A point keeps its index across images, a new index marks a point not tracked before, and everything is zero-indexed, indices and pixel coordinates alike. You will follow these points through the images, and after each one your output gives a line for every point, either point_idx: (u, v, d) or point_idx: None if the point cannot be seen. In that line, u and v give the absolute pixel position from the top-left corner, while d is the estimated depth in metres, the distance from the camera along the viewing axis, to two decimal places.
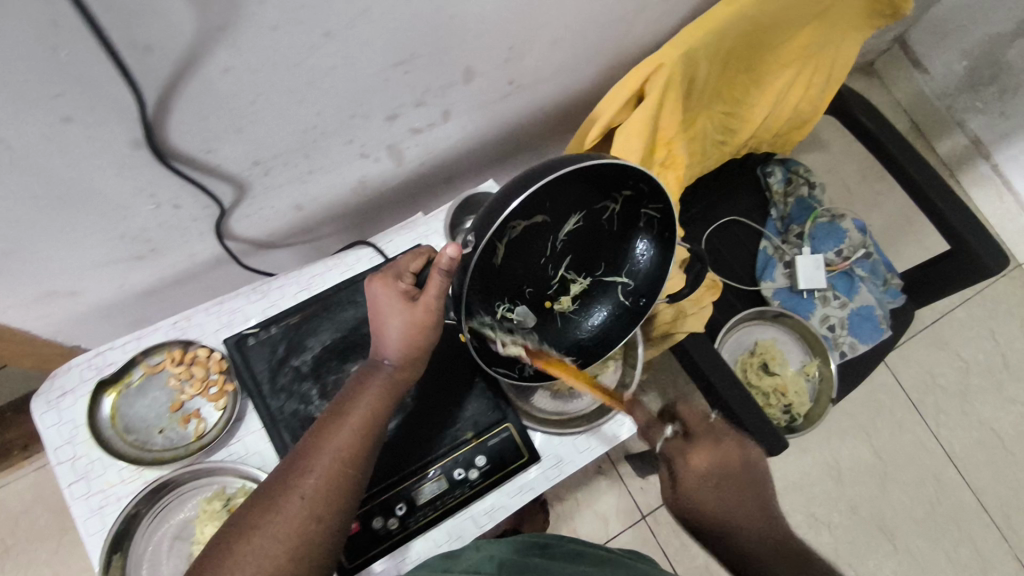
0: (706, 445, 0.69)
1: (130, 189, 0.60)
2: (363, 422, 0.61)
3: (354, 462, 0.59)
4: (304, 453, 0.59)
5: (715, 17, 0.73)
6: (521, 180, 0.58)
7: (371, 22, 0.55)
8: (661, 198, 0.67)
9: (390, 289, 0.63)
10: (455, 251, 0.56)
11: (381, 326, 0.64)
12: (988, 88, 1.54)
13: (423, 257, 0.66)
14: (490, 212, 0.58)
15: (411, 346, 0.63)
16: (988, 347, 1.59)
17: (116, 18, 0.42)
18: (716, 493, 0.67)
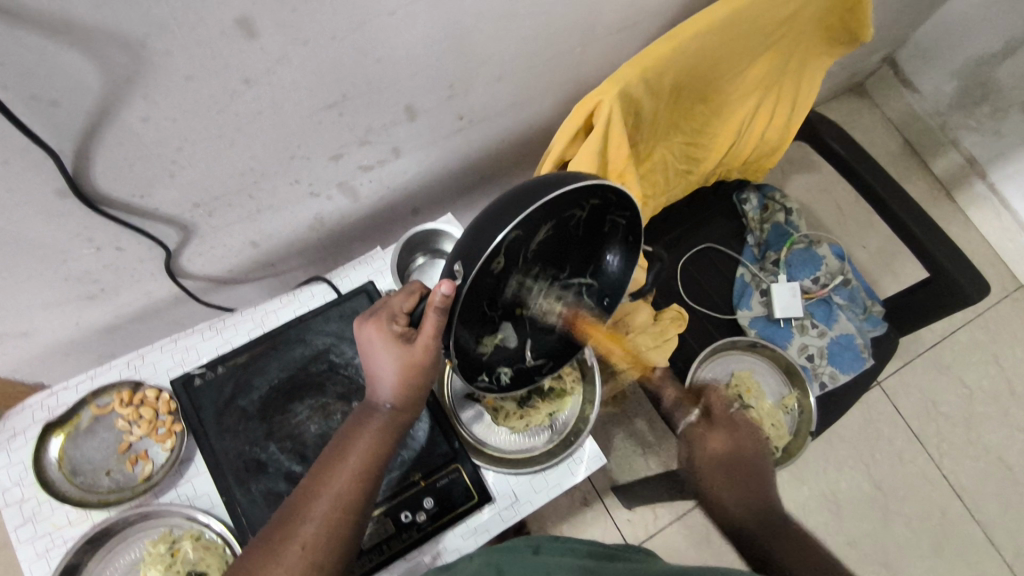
0: (724, 431, 0.71)
1: (63, 232, 0.61)
2: (363, 466, 0.58)
3: (353, 508, 0.57)
4: (302, 498, 0.56)
5: (658, 52, 0.73)
6: (497, 209, 0.52)
7: (292, 68, 0.56)
8: (626, 199, 0.58)
9: (382, 330, 0.59)
10: (450, 288, 0.51)
11: (375, 369, 0.59)
12: (979, 107, 1.51)
13: (416, 294, 0.61)
14: (473, 248, 0.51)
15: (409, 388, 0.59)
16: (993, 373, 1.52)
17: (14, 77, 0.43)
18: (720, 467, 0.68)
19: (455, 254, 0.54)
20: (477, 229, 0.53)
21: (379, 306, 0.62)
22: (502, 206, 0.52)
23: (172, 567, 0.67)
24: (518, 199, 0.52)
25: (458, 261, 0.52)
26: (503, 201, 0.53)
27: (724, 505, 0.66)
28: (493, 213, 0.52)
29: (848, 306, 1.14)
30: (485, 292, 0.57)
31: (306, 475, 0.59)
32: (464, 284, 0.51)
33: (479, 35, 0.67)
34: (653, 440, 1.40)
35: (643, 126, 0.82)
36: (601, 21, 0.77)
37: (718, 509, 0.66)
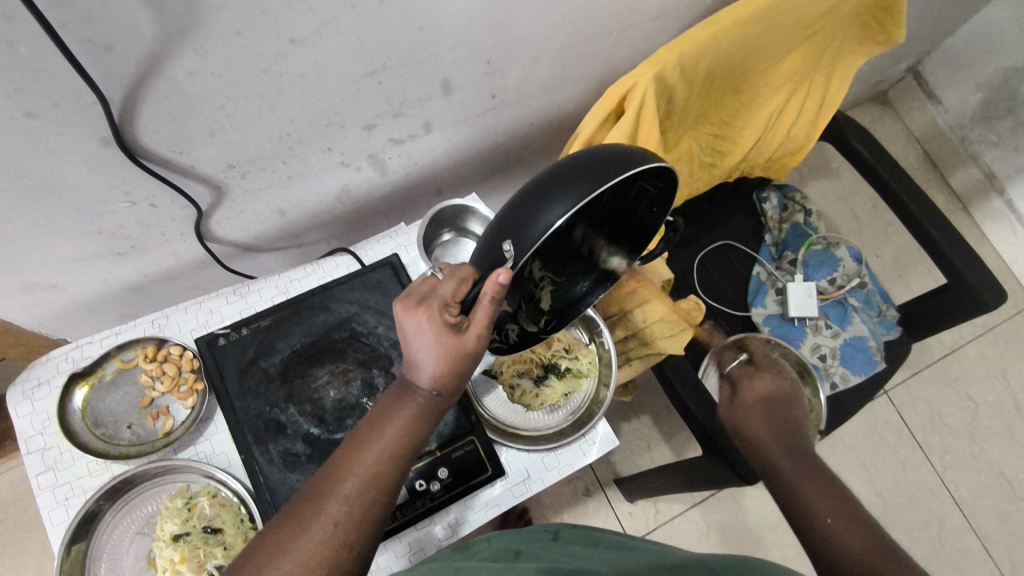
0: (767, 377, 0.77)
1: (102, 184, 0.62)
2: (398, 447, 0.55)
3: (384, 489, 0.54)
4: (334, 473, 0.53)
5: (695, 39, 0.74)
6: (547, 189, 0.51)
7: (339, 31, 0.57)
8: (669, 180, 0.55)
9: (431, 319, 0.53)
10: (509, 277, 0.50)
11: (418, 356, 0.55)
12: (1003, 122, 1.51)
13: (467, 279, 0.55)
14: (518, 225, 0.52)
15: (451, 376, 0.56)
16: (1000, 388, 1.52)
17: (74, 18, 0.45)
18: (769, 414, 0.73)
19: (503, 230, 0.53)
20: (524, 202, 0.53)
21: (422, 288, 0.56)
22: (553, 183, 0.52)
23: (188, 522, 0.67)
24: (570, 180, 0.51)
25: (507, 240, 0.52)
26: (556, 173, 0.52)
27: (770, 456, 0.68)
28: (544, 189, 0.52)
29: (863, 308, 1.15)
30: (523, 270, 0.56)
31: (334, 452, 0.55)
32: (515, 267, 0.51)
33: (520, 12, 0.68)
34: (659, 435, 1.41)
35: (674, 113, 0.83)
36: (639, 8, 0.78)
37: (765, 461, 0.69)
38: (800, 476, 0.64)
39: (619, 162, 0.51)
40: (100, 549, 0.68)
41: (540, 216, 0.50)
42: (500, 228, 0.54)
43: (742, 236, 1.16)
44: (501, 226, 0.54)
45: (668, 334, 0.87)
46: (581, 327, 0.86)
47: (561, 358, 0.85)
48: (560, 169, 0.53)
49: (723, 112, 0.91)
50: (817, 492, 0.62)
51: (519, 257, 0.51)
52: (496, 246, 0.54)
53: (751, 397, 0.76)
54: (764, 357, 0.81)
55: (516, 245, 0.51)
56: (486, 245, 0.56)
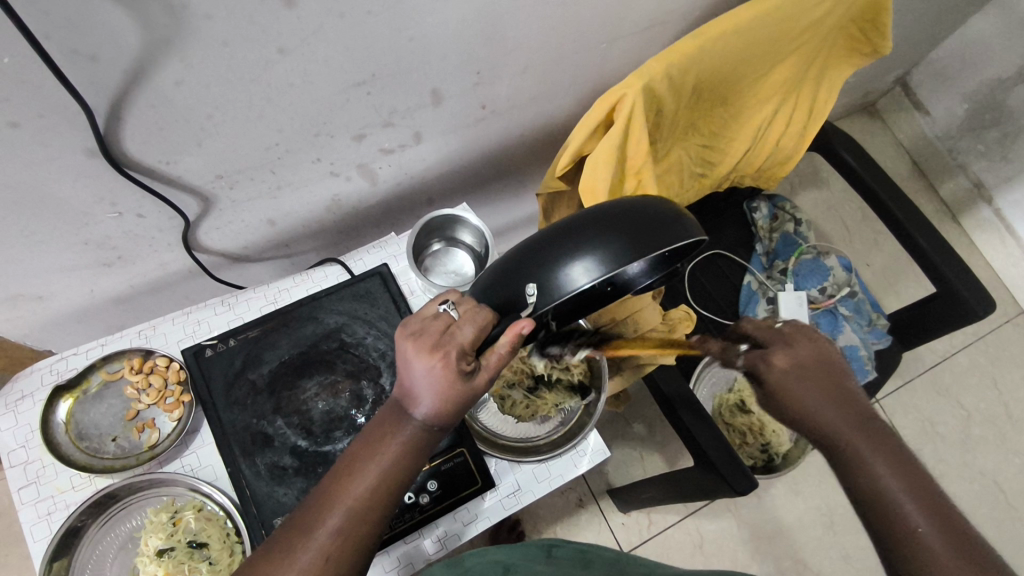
0: (784, 346, 0.56)
1: (88, 194, 0.62)
2: (389, 481, 0.52)
3: (373, 523, 0.51)
4: (323, 502, 0.51)
5: (683, 49, 0.74)
6: (582, 238, 0.48)
7: (326, 42, 0.57)
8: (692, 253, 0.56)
9: (444, 361, 0.49)
10: (531, 327, 0.47)
11: (422, 393, 0.50)
12: (990, 132, 1.52)
13: (482, 322, 0.49)
14: (551, 264, 0.48)
15: (455, 414, 0.52)
16: (991, 397, 1.52)
17: (58, 27, 0.44)
18: (813, 389, 0.54)
19: (527, 266, 0.49)
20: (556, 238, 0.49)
21: (436, 327, 0.51)
22: (590, 227, 0.49)
23: (173, 537, 0.66)
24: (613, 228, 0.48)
25: (531, 281, 0.48)
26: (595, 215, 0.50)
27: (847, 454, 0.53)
28: (583, 229, 0.49)
29: (853, 317, 1.15)
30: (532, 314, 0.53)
31: (323, 478, 0.53)
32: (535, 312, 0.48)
33: (508, 22, 0.68)
34: (652, 445, 1.40)
35: (663, 124, 0.83)
36: (629, 18, 0.78)
37: (841, 459, 0.53)
38: (889, 486, 0.50)
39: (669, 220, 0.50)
40: (82, 564, 0.67)
41: (578, 262, 0.47)
42: (520, 259, 0.50)
43: (732, 245, 1.16)
44: (521, 259, 0.50)
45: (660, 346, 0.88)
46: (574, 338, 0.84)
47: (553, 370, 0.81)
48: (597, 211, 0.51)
49: (713, 122, 0.92)
50: (915, 504, 0.49)
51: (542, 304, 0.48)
52: (514, 280, 0.50)
53: (783, 379, 0.55)
54: (762, 325, 0.59)
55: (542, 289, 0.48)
56: (496, 273, 0.52)
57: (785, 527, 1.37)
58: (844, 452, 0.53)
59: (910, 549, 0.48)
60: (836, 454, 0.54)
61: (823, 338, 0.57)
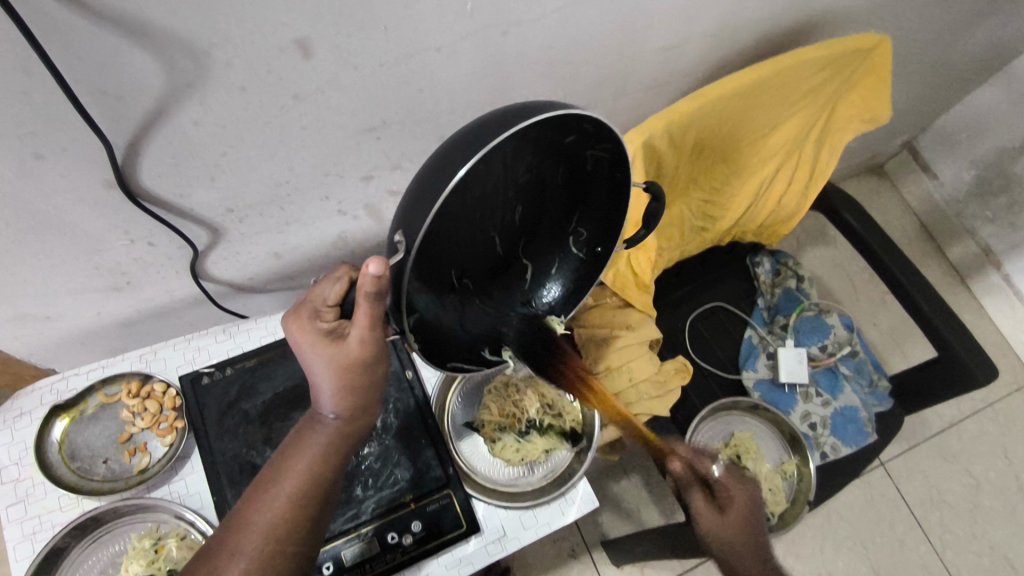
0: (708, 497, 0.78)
1: (102, 222, 0.64)
2: (301, 486, 0.56)
3: (289, 536, 0.54)
4: (239, 526, 0.54)
5: (685, 109, 0.77)
6: (446, 158, 0.44)
7: (339, 91, 0.60)
8: (609, 134, 0.48)
9: (307, 332, 0.54)
10: (380, 266, 0.44)
11: (313, 375, 0.55)
12: (998, 199, 1.53)
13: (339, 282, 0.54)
14: (421, 201, 0.44)
15: (348, 398, 0.57)
16: (1001, 467, 1.48)
17: (87, 70, 0.47)
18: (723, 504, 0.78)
19: (399, 216, 0.46)
20: (425, 175, 0.45)
21: (305, 304, 0.56)
22: (457, 147, 0.44)
23: (154, 564, 0.66)
24: (471, 137, 0.44)
25: (399, 228, 0.45)
26: (459, 134, 0.46)
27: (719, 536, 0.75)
28: (442, 154, 0.45)
29: (853, 377, 1.12)
30: (440, 252, 0.49)
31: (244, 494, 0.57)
32: (407, 257, 0.44)
33: (515, 77, 0.71)
34: (649, 499, 1.38)
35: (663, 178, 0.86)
36: (634, 77, 0.81)
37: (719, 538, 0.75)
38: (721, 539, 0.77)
39: (529, 109, 0.45)
40: None
41: (440, 183, 0.43)
42: (394, 219, 0.47)
43: (734, 299, 1.17)
44: (395, 217, 0.47)
45: (652, 396, 0.89)
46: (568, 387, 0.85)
47: (545, 415, 0.85)
48: (462, 130, 0.46)
49: (712, 177, 0.94)
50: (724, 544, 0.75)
51: (411, 241, 0.44)
52: (392, 237, 0.47)
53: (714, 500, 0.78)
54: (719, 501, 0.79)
55: (410, 227, 0.44)
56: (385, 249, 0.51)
57: None
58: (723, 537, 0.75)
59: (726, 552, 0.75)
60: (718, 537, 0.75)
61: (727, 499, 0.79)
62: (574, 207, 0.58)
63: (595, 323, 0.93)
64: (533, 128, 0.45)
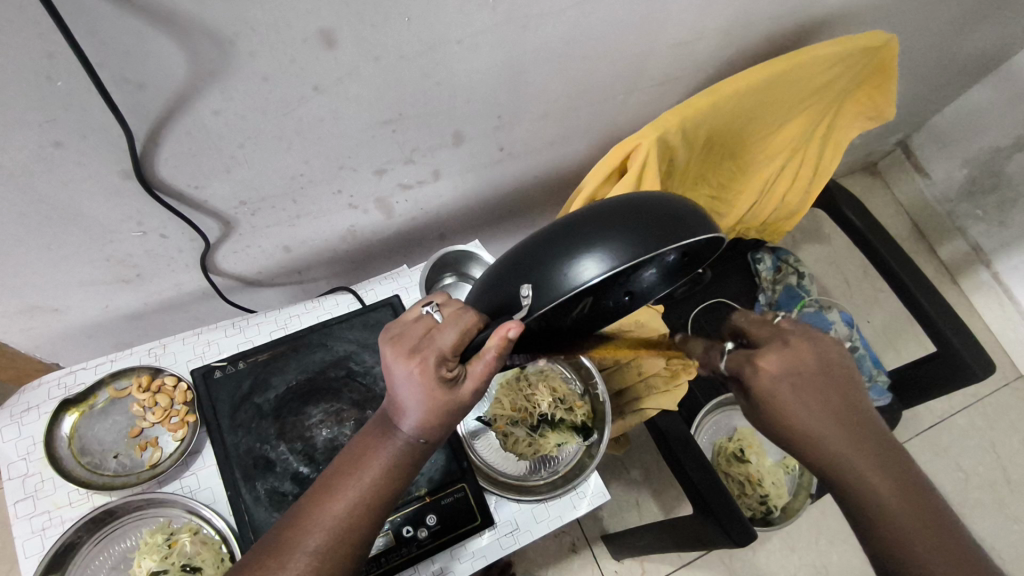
0: (775, 348, 0.60)
1: (116, 213, 0.64)
2: (369, 503, 0.51)
3: (351, 553, 0.51)
4: (300, 527, 0.50)
5: (697, 105, 0.77)
6: (584, 232, 0.47)
7: (359, 82, 0.60)
8: (718, 244, 0.51)
9: (423, 370, 0.48)
10: (520, 332, 0.45)
11: (405, 403, 0.49)
12: (988, 198, 1.55)
13: (469, 329, 0.49)
14: (548, 264, 0.46)
15: (436, 433, 0.51)
16: (990, 461, 1.51)
17: (112, 56, 0.47)
18: (808, 401, 0.57)
19: (523, 270, 0.48)
20: (558, 240, 0.47)
21: (417, 331, 0.50)
22: (597, 227, 0.47)
23: (168, 559, 0.66)
24: (616, 229, 0.46)
25: (527, 283, 0.46)
26: (598, 216, 0.48)
27: (859, 494, 0.55)
28: (582, 230, 0.47)
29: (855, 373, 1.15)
30: (544, 320, 0.50)
31: (303, 494, 0.53)
32: (529, 317, 0.46)
33: (531, 72, 0.71)
34: (648, 493, 1.39)
35: (675, 172, 0.87)
36: (645, 73, 0.82)
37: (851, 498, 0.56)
38: (881, 489, 0.54)
39: (678, 224, 0.46)
40: None
41: (575, 261, 0.45)
42: (514, 264, 0.49)
43: (735, 294, 1.19)
44: (515, 264, 0.49)
45: (663, 390, 0.88)
46: (578, 380, 0.86)
47: (557, 409, 0.84)
48: (601, 211, 0.49)
49: (721, 173, 0.96)
50: (877, 482, 0.55)
51: (538, 304, 0.46)
52: (511, 284, 0.48)
53: (773, 385, 0.58)
54: (758, 326, 0.65)
55: (539, 288, 0.46)
56: (487, 282, 0.51)
57: None
58: (845, 488, 0.56)
59: (861, 507, 0.55)
60: (834, 487, 0.57)
61: (820, 338, 0.60)
62: (664, 290, 0.59)
63: None
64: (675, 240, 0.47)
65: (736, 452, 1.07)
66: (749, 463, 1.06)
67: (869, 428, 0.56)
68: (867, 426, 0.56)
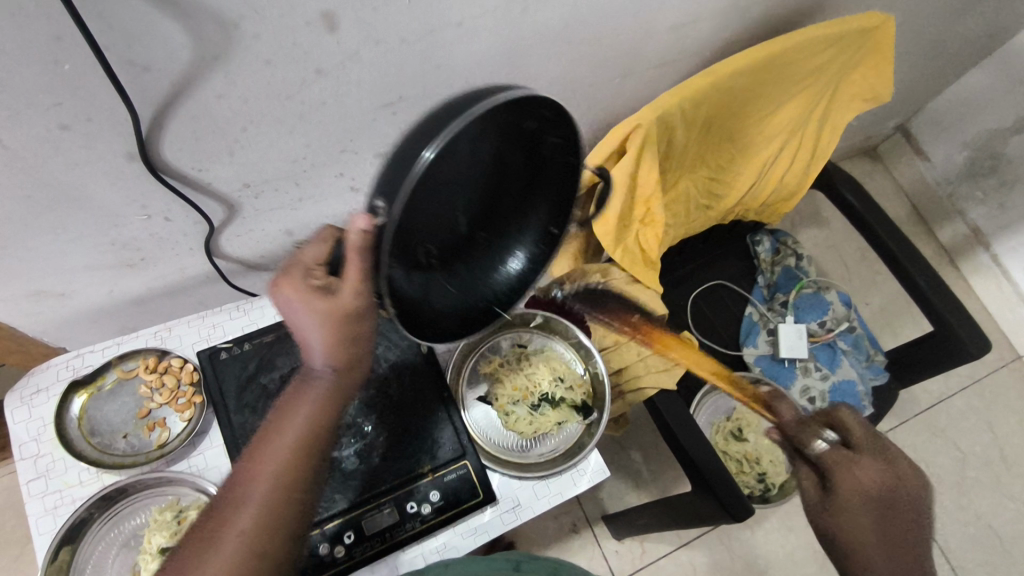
0: (877, 461, 0.70)
1: (122, 197, 0.65)
2: (304, 436, 0.52)
3: (297, 488, 0.52)
4: (242, 478, 0.52)
5: (693, 87, 0.78)
6: (415, 136, 0.41)
7: (361, 64, 0.61)
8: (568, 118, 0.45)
9: (296, 287, 0.48)
10: (372, 224, 0.41)
11: (300, 331, 0.49)
12: (988, 180, 1.56)
13: (328, 239, 0.50)
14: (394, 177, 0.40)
15: (343, 351, 0.51)
16: (986, 441, 1.53)
17: (118, 39, 0.47)
18: (851, 491, 0.68)
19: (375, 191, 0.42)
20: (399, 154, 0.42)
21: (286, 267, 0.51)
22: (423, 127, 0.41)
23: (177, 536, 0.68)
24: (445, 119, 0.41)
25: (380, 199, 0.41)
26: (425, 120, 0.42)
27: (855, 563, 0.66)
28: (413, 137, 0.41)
29: (852, 352, 1.16)
30: (411, 230, 0.44)
31: (238, 459, 0.54)
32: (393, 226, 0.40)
33: (530, 54, 0.72)
34: (649, 474, 1.41)
35: (673, 155, 0.87)
36: (644, 54, 0.82)
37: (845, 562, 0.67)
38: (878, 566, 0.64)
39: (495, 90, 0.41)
40: (84, 561, 0.68)
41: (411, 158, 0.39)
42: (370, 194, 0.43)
43: (734, 277, 1.19)
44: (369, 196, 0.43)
45: (663, 369, 0.89)
46: (577, 360, 0.87)
47: (558, 388, 0.85)
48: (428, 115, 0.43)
49: (719, 156, 0.96)
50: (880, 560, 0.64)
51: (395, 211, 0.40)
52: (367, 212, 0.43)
53: (857, 488, 0.68)
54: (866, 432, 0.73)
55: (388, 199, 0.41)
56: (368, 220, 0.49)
57: (777, 561, 1.37)
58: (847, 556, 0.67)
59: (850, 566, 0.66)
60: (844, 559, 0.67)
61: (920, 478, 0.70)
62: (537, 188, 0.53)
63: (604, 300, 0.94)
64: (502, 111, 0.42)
65: (734, 431, 1.09)
66: (747, 441, 1.08)
67: (914, 545, 0.66)
68: (908, 534, 0.66)
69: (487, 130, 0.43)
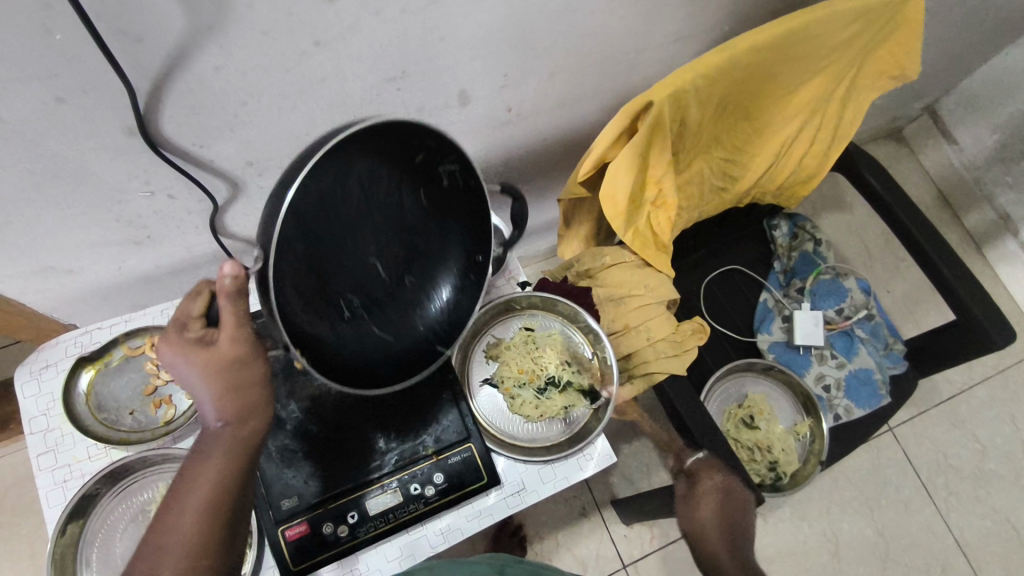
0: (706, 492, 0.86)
1: (124, 173, 0.64)
2: (210, 498, 0.53)
3: (209, 549, 0.52)
4: (149, 554, 0.51)
5: (708, 62, 0.75)
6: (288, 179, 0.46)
7: (361, 36, 0.59)
8: (451, 144, 0.54)
9: (174, 344, 0.51)
10: (235, 266, 0.48)
11: (190, 390, 0.52)
12: (1019, 164, 1.50)
13: (202, 293, 0.53)
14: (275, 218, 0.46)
15: (237, 403, 0.53)
16: (1009, 432, 1.49)
17: (109, 8, 0.46)
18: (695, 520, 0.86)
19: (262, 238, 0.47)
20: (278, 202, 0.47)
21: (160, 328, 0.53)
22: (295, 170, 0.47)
23: None
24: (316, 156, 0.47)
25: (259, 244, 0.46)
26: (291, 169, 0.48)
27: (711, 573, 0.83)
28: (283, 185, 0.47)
29: (869, 340, 1.12)
30: (309, 273, 0.49)
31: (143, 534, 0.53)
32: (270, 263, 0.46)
33: (538, 27, 0.70)
34: (659, 459, 1.39)
35: (687, 134, 0.84)
36: (657, 28, 0.79)
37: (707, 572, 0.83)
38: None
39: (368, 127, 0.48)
40: (93, 532, 0.69)
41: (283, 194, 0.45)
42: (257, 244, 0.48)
43: (750, 261, 1.16)
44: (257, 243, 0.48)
45: (672, 354, 0.88)
46: (585, 344, 0.85)
47: (564, 371, 0.83)
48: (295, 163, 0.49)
49: (736, 136, 0.93)
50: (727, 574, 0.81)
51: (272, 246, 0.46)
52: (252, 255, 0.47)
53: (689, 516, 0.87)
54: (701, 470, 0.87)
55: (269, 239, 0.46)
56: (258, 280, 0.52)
57: (788, 549, 1.36)
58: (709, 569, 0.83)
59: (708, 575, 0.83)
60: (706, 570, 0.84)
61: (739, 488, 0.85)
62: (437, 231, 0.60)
63: (614, 283, 0.91)
64: (369, 140, 0.49)
65: (745, 418, 1.10)
66: (758, 429, 1.10)
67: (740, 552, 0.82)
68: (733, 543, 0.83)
69: (368, 167, 0.50)
